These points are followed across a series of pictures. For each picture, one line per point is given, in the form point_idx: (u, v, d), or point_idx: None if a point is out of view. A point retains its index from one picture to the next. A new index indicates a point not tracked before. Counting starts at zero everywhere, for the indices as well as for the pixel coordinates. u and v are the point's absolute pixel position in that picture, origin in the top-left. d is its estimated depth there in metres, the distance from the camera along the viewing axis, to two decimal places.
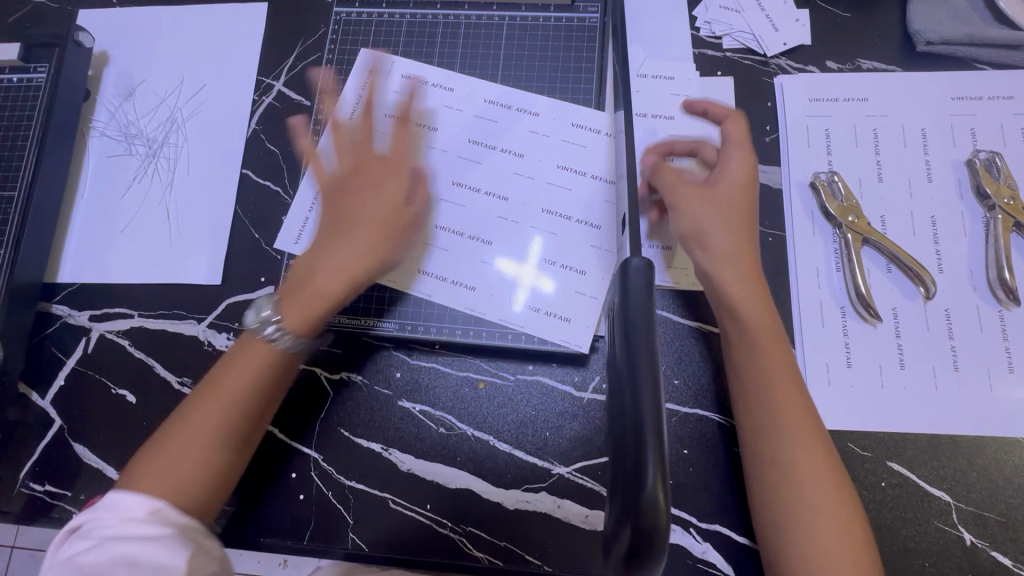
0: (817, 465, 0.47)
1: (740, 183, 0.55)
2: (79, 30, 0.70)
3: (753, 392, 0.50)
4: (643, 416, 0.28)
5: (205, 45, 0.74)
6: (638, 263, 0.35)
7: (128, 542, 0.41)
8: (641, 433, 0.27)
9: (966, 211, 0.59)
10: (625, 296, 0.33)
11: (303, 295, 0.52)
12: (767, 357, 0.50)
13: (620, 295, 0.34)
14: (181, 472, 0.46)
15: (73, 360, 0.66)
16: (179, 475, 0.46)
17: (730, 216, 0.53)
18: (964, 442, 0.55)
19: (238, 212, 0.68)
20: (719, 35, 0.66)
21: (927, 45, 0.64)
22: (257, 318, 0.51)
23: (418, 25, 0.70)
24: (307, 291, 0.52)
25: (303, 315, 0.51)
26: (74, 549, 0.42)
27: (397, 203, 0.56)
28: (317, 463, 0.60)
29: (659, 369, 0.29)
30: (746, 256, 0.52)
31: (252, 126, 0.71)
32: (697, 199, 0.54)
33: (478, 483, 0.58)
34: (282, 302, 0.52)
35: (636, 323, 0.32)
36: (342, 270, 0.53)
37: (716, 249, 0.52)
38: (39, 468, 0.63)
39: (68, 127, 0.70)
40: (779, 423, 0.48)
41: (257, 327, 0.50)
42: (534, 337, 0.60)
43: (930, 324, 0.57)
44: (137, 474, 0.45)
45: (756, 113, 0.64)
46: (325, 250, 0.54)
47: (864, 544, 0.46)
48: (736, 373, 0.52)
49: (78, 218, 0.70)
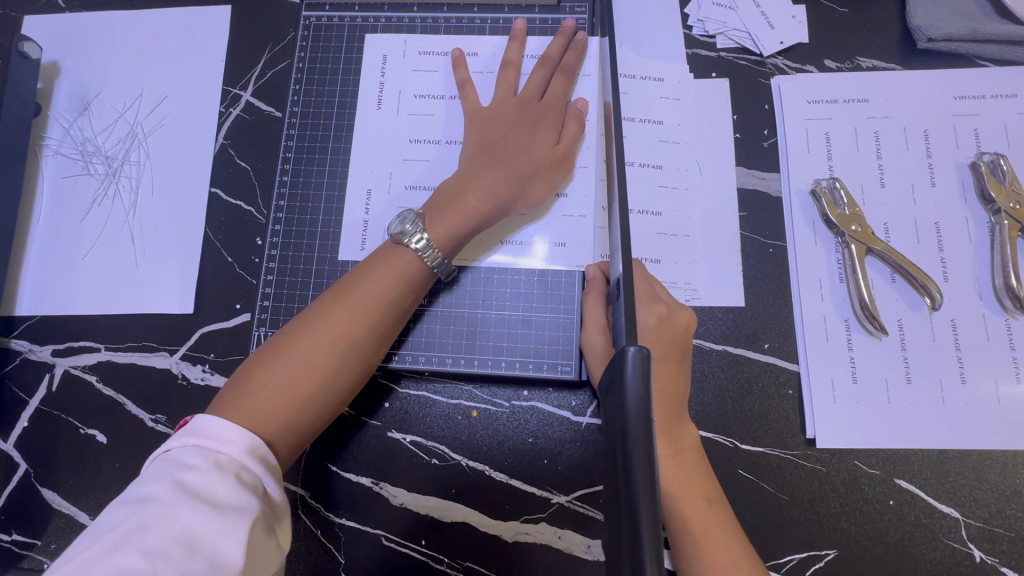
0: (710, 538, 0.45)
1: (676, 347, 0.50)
2: (24, 40, 0.64)
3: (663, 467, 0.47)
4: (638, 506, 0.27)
5: (163, 53, 0.69)
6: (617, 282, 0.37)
7: (197, 513, 0.38)
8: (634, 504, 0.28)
9: (971, 216, 0.57)
10: (620, 395, 0.32)
11: (396, 262, 0.51)
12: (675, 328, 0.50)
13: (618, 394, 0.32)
14: (277, 408, 0.46)
15: (36, 399, 0.62)
16: (281, 402, 0.46)
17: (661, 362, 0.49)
18: (971, 456, 0.53)
19: (209, 234, 0.64)
20: (713, 34, 0.63)
21: (929, 42, 0.61)
22: (400, 225, 0.53)
23: (393, 28, 0.65)
24: (462, 207, 0.53)
25: (450, 232, 0.53)
26: (141, 497, 0.38)
27: (480, 172, 0.55)
28: (304, 501, 0.57)
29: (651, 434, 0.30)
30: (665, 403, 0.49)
31: (219, 140, 0.66)
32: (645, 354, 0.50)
33: (474, 516, 0.56)
34: (430, 216, 0.53)
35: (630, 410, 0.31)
36: (497, 191, 0.54)
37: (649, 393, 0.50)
38: (6, 516, 0.59)
39: (19, 147, 0.65)
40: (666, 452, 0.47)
41: (400, 232, 0.52)
42: (528, 364, 0.57)
43: (936, 334, 0.55)
44: (233, 399, 0.46)
45: (753, 117, 0.61)
46: (473, 177, 0.54)
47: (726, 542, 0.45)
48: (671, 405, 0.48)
49: (35, 245, 0.65)
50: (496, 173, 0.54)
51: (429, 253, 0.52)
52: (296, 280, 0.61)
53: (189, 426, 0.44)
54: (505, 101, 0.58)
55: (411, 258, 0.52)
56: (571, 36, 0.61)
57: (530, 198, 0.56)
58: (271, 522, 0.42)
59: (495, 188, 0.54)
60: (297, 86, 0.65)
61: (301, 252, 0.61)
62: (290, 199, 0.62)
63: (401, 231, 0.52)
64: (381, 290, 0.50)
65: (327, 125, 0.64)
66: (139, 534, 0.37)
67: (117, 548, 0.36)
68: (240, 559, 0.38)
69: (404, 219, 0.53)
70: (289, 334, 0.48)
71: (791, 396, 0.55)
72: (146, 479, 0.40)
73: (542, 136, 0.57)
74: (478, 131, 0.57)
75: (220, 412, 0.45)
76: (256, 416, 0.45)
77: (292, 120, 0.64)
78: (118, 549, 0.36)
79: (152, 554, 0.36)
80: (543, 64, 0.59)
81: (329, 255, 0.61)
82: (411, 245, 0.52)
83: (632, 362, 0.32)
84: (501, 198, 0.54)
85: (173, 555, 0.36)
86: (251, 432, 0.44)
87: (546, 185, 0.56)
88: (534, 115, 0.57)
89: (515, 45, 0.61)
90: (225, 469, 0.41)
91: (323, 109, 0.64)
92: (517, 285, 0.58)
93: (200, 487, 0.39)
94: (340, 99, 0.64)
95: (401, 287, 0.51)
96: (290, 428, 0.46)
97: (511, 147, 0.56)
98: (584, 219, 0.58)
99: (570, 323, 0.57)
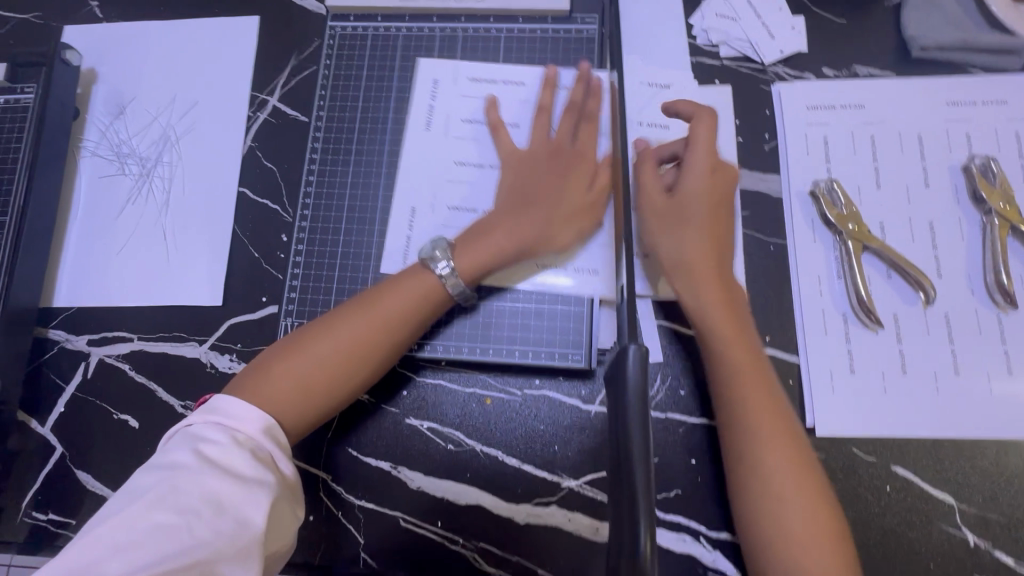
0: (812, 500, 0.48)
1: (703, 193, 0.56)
2: (67, 48, 0.69)
3: (735, 385, 0.52)
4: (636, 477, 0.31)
5: (194, 61, 0.73)
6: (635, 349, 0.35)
7: (223, 479, 0.42)
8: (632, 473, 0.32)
9: (964, 216, 0.60)
10: (620, 379, 0.35)
11: (412, 285, 0.54)
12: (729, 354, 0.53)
13: (618, 377, 0.35)
14: (290, 398, 0.49)
15: (73, 386, 0.65)
16: (295, 391, 0.49)
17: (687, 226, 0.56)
18: (965, 445, 0.56)
19: (237, 230, 0.68)
20: (716, 43, 0.66)
21: (922, 51, 0.64)
22: (430, 250, 0.56)
23: (414, 37, 0.69)
24: (485, 244, 0.56)
25: (477, 261, 0.56)
26: (170, 464, 0.42)
27: (508, 214, 0.58)
28: (326, 483, 0.59)
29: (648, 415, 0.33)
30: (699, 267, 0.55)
31: (247, 142, 0.70)
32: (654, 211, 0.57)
33: (488, 499, 0.59)
34: (462, 249, 0.56)
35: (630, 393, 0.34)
36: (525, 235, 0.57)
37: (670, 260, 0.56)
38: (43, 496, 0.62)
39: (59, 147, 0.69)
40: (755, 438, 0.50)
41: (430, 259, 0.55)
42: (539, 354, 0.60)
43: (930, 328, 0.57)
44: (251, 383, 0.49)
45: (755, 122, 0.64)
46: (507, 219, 0.57)
47: (833, 534, 0.47)
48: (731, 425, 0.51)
49: (72, 241, 0.69)
50: (528, 221, 0.57)
51: (452, 278, 0.55)
52: (320, 275, 0.64)
53: (211, 404, 0.47)
54: (539, 149, 0.61)
55: (432, 283, 0.55)
56: (590, 80, 0.64)
57: (563, 245, 0.59)
58: (287, 495, 0.46)
59: (524, 232, 0.57)
60: (322, 91, 0.69)
61: (325, 248, 0.65)
62: (315, 198, 0.66)
63: (430, 257, 0.56)
64: (398, 310, 0.53)
65: (351, 128, 0.67)
66: (171, 496, 0.41)
67: (153, 506, 0.40)
68: (263, 521, 0.42)
69: (435, 246, 0.56)
70: (308, 334, 0.52)
71: (792, 385, 0.58)
72: (172, 449, 0.44)
73: (576, 185, 0.59)
74: (512, 175, 0.61)
75: (239, 394, 0.49)
76: (271, 401, 0.48)
77: (317, 124, 0.68)
78: (154, 509, 0.40)
79: (185, 513, 0.40)
80: (548, 86, 0.64)
81: (351, 251, 0.64)
82: (436, 271, 0.55)
83: (631, 360, 0.35)
84: (523, 240, 0.57)
85: (204, 514, 0.40)
86: (267, 415, 0.47)
87: (577, 232, 0.59)
88: (566, 163, 0.60)
89: (547, 89, 0.64)
90: (243, 445, 0.44)
91: (347, 114, 0.68)
92: (530, 280, 0.61)
93: (221, 459, 0.43)
94: (363, 105, 0.68)
95: (416, 307, 0.54)
96: (302, 415, 0.50)
97: (546, 194, 0.58)
98: (595, 218, 0.61)
99: (580, 315, 0.61)
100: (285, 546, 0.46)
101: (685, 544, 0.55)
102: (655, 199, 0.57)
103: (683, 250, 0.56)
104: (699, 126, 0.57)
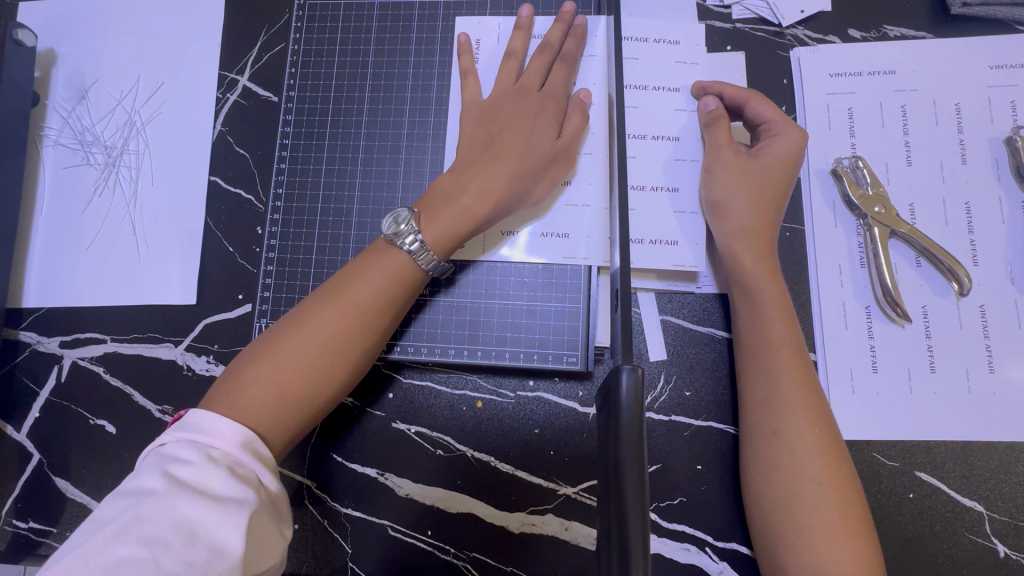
0: (837, 485, 0.45)
1: (783, 164, 0.52)
2: (18, 28, 0.63)
3: (762, 363, 0.49)
4: (629, 534, 0.27)
5: (158, 38, 0.67)
6: (629, 373, 0.30)
7: (194, 502, 0.38)
8: (626, 531, 0.27)
9: (1005, 195, 0.53)
10: (613, 408, 0.30)
11: (384, 266, 0.50)
12: (766, 332, 0.49)
13: (608, 406, 0.31)
14: (268, 404, 0.45)
15: (46, 390, 0.62)
16: (271, 399, 0.45)
17: (759, 191, 0.51)
18: (998, 448, 0.51)
19: (209, 223, 0.63)
20: (728, 4, 0.59)
21: (963, 7, 0.57)
22: (394, 225, 0.50)
23: (391, 6, 0.63)
24: (456, 207, 0.51)
25: (446, 232, 0.51)
26: (137, 490, 0.38)
27: (476, 167, 0.52)
28: (311, 491, 0.57)
29: (644, 453, 0.29)
30: (764, 236, 0.51)
31: (217, 127, 0.65)
32: (733, 170, 0.52)
33: (480, 507, 0.55)
34: (422, 215, 0.51)
35: (622, 426, 0.29)
36: (496, 191, 0.51)
37: (736, 224, 0.51)
38: (22, 504, 0.60)
39: (18, 137, 0.64)
40: (781, 422, 0.47)
41: (394, 233, 0.50)
42: (533, 355, 0.56)
43: (963, 321, 0.52)
44: (223, 394, 0.45)
45: (770, 92, 0.58)
46: (471, 174, 0.52)
47: (863, 530, 0.44)
48: (754, 408, 0.48)
49: (39, 237, 0.65)
50: (489, 169, 0.52)
51: (423, 254, 0.50)
52: (296, 271, 0.60)
53: (183, 420, 0.44)
54: (504, 93, 0.56)
55: (403, 259, 0.50)
56: (571, 20, 0.58)
57: (530, 197, 0.54)
58: (271, 512, 0.42)
59: (496, 189, 0.51)
60: (292, 69, 0.63)
61: (300, 242, 0.60)
62: (288, 188, 0.61)
63: (395, 233, 0.50)
64: (372, 293, 0.49)
65: (325, 110, 0.62)
66: (137, 526, 0.37)
67: (117, 538, 0.36)
68: (241, 544, 0.38)
69: (397, 218, 0.50)
70: (277, 333, 0.48)
71: None
72: (140, 473, 0.40)
73: (540, 128, 0.54)
74: (474, 125, 0.55)
75: (211, 407, 0.44)
76: (247, 411, 0.44)
77: (288, 106, 0.62)
78: (117, 540, 0.36)
79: (152, 544, 0.36)
80: (544, 51, 0.56)
81: (329, 244, 0.60)
82: (403, 246, 0.49)
83: (625, 382, 0.30)
84: (496, 199, 0.51)
85: (173, 544, 0.36)
86: (245, 427, 0.43)
87: (550, 182, 0.54)
88: (534, 108, 0.54)
89: (518, 34, 0.58)
90: (218, 462, 0.40)
91: (320, 94, 0.62)
92: (521, 274, 0.56)
93: (193, 480, 0.39)
94: (338, 83, 0.62)
95: (390, 288, 0.49)
96: (283, 422, 0.46)
97: (511, 141, 0.53)
98: (587, 208, 0.56)
99: (576, 313, 0.56)
100: (274, 567, 0.42)
101: (690, 554, 0.52)
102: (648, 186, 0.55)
103: (748, 213, 0.51)
104: (761, 103, 0.54)
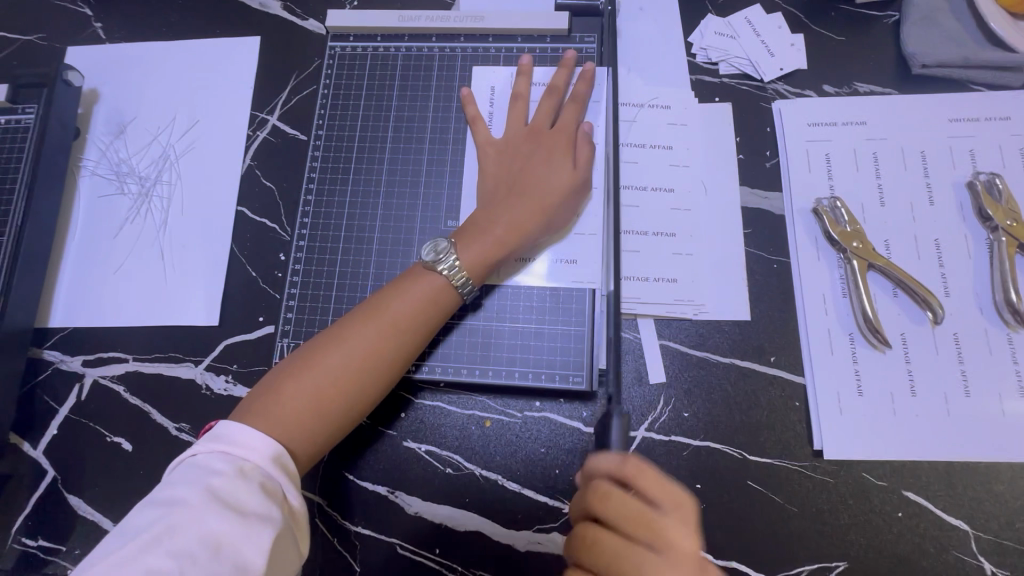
0: None
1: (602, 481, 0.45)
2: (68, 69, 0.69)
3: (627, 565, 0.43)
4: None
5: (196, 81, 0.73)
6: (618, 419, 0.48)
7: (222, 517, 0.40)
8: None
9: (970, 233, 0.59)
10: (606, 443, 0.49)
11: (415, 292, 0.54)
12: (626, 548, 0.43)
13: None
14: (300, 417, 0.48)
15: (66, 408, 0.64)
16: (306, 411, 0.48)
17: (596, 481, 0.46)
18: (978, 469, 0.54)
19: (235, 250, 0.67)
20: (716, 61, 0.66)
21: (923, 68, 0.64)
22: (433, 252, 0.55)
23: (413, 57, 0.69)
24: (490, 235, 0.56)
25: (482, 257, 0.55)
26: (168, 500, 0.40)
27: (507, 200, 0.57)
28: (323, 509, 0.58)
29: None
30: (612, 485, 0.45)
31: (247, 161, 0.70)
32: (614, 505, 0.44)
33: (487, 525, 0.57)
34: (459, 242, 0.56)
35: None
36: (522, 223, 0.56)
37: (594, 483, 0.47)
38: (33, 522, 0.61)
39: (58, 167, 0.68)
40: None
41: (433, 260, 0.55)
42: (541, 376, 0.59)
43: (939, 348, 0.56)
44: (260, 405, 0.48)
45: (756, 139, 0.64)
46: (500, 207, 0.57)
47: None
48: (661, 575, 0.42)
49: (69, 260, 0.69)
50: (521, 205, 0.57)
51: (460, 278, 0.54)
52: (318, 295, 0.63)
53: (214, 432, 0.46)
54: (516, 132, 0.62)
55: (441, 282, 0.54)
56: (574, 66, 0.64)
57: (550, 227, 0.59)
58: (293, 528, 0.43)
59: (522, 220, 0.56)
60: (321, 111, 0.69)
61: (322, 268, 0.64)
62: (313, 218, 0.65)
63: (434, 259, 0.55)
64: (406, 317, 0.53)
65: (351, 147, 0.67)
66: (168, 536, 0.39)
67: (147, 548, 0.38)
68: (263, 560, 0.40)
69: (437, 247, 0.55)
70: (313, 349, 0.51)
71: (798, 408, 0.57)
72: (171, 483, 0.42)
73: (558, 163, 0.59)
74: (495, 162, 0.61)
75: (247, 417, 0.47)
76: (282, 422, 0.47)
77: (316, 143, 0.68)
78: (147, 550, 0.38)
79: (179, 557, 0.38)
80: (553, 95, 0.63)
81: (348, 271, 0.64)
82: (443, 270, 0.54)
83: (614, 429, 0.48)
84: (523, 228, 0.56)
85: (199, 558, 0.38)
86: (277, 441, 0.46)
87: (568, 212, 0.59)
88: (549, 144, 0.60)
89: (522, 79, 0.65)
90: (248, 476, 0.43)
91: (345, 134, 0.68)
92: (529, 299, 0.60)
93: (224, 492, 0.41)
94: (363, 123, 0.68)
95: (424, 312, 0.53)
96: (313, 436, 0.48)
97: (530, 175, 0.58)
98: (595, 237, 0.60)
99: (580, 335, 0.59)
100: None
101: None
102: (645, 220, 0.62)
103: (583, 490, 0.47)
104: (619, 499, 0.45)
